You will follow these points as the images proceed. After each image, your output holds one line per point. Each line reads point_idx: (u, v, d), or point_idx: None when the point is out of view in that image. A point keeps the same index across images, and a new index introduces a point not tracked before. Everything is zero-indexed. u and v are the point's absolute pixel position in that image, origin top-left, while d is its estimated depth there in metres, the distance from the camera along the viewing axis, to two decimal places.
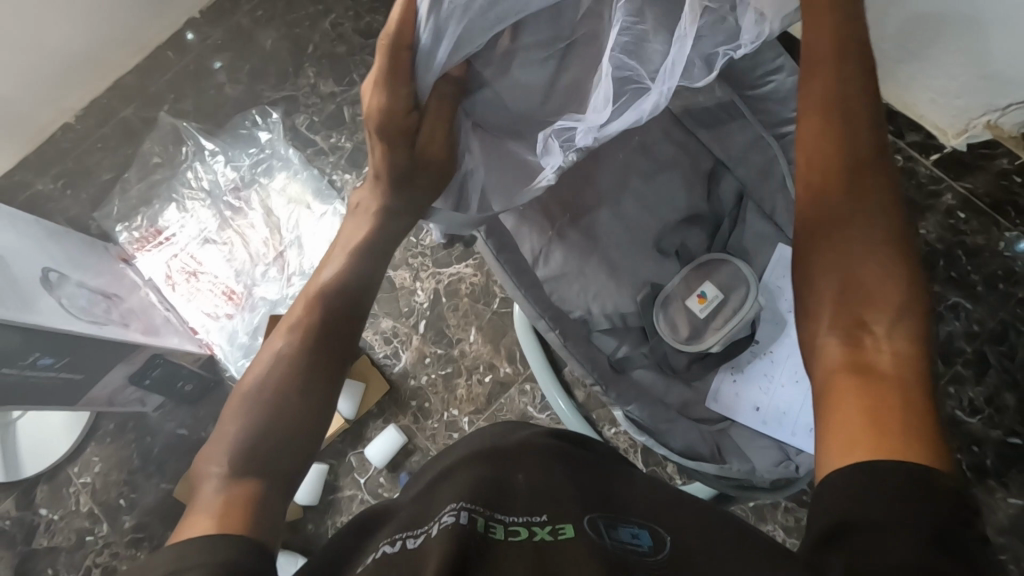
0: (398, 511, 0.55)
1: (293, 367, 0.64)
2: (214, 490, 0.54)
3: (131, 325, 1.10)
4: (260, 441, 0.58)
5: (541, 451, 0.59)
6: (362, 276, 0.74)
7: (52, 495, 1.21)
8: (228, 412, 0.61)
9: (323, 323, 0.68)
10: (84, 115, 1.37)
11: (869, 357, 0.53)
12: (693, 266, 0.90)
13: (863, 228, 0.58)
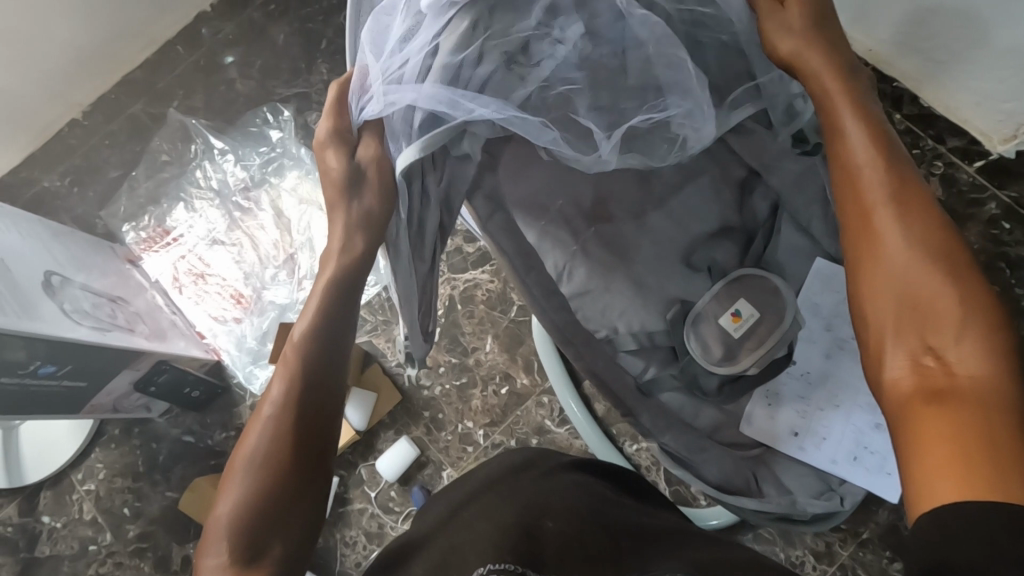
0: (434, 542, 0.56)
1: (289, 414, 0.63)
2: (227, 553, 0.57)
3: (137, 330, 1.06)
4: (255, 522, 0.59)
5: (573, 495, 0.60)
6: (344, 314, 0.67)
7: (55, 502, 1.18)
8: (227, 484, 0.61)
9: (309, 387, 0.64)
10: (92, 110, 1.33)
11: (945, 384, 0.49)
12: (726, 282, 0.85)
13: (908, 245, 0.55)
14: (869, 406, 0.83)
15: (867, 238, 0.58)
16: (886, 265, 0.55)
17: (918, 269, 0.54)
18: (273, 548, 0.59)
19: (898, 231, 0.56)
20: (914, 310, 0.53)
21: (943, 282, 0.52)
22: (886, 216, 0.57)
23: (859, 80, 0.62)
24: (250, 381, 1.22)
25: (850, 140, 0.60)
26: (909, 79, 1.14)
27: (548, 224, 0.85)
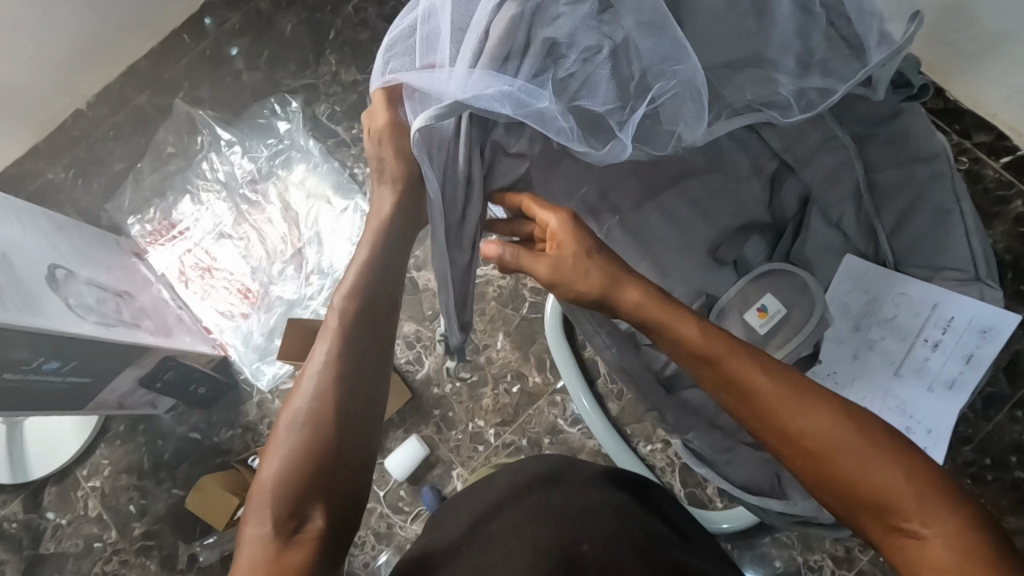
0: (462, 554, 0.59)
1: (337, 372, 0.64)
2: (275, 511, 0.58)
3: (143, 326, 1.04)
4: (297, 477, 0.59)
5: (609, 514, 0.60)
6: (388, 276, 0.71)
7: (60, 498, 1.17)
8: (275, 435, 0.63)
9: (357, 342, 0.66)
10: (96, 101, 1.30)
11: (922, 550, 0.54)
12: (752, 277, 0.83)
13: (825, 433, 0.57)
14: (898, 409, 0.80)
15: (793, 443, 0.59)
16: (816, 461, 0.58)
17: (834, 456, 0.57)
18: (315, 515, 0.59)
19: (810, 426, 0.58)
20: (854, 489, 0.57)
21: (867, 451, 0.56)
22: (789, 418, 0.59)
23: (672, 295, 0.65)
24: (257, 377, 1.20)
25: (701, 345, 0.62)
26: (935, 71, 1.10)
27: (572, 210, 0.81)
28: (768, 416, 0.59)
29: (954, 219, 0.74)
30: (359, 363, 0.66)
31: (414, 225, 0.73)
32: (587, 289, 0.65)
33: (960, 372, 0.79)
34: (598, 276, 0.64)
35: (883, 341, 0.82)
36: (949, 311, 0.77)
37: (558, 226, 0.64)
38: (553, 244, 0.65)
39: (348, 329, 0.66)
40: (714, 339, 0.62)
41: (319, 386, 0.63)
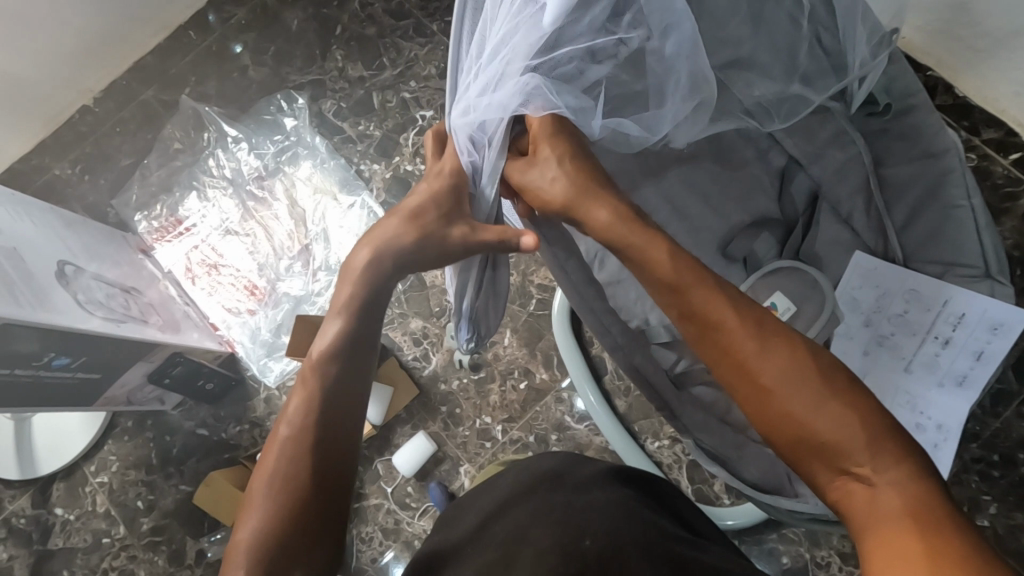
0: (468, 553, 0.59)
1: (314, 431, 0.59)
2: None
3: (151, 322, 1.04)
4: (269, 554, 0.54)
5: (614, 513, 0.59)
6: (366, 329, 0.65)
7: (68, 494, 1.17)
8: (245, 508, 0.57)
9: (330, 406, 0.60)
10: (102, 97, 1.30)
11: (872, 503, 0.46)
12: (761, 274, 0.83)
13: (783, 369, 0.51)
14: (910, 405, 0.80)
15: (743, 372, 0.52)
16: (765, 397, 0.51)
17: (787, 389, 0.50)
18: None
19: (765, 360, 0.51)
20: (803, 430, 0.49)
21: (820, 392, 0.50)
22: (749, 346, 0.52)
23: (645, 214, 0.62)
24: (264, 373, 1.20)
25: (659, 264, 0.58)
26: (944, 67, 1.10)
27: None
28: (727, 347, 0.53)
29: (966, 216, 0.72)
30: (340, 421, 0.61)
31: (400, 269, 0.67)
32: (555, 196, 0.63)
33: (970, 369, 0.78)
34: (564, 186, 0.63)
35: (894, 338, 0.82)
36: (960, 308, 0.77)
37: (543, 130, 0.65)
38: (538, 145, 0.65)
39: (326, 387, 0.61)
40: (680, 262, 0.57)
41: (292, 448, 0.58)
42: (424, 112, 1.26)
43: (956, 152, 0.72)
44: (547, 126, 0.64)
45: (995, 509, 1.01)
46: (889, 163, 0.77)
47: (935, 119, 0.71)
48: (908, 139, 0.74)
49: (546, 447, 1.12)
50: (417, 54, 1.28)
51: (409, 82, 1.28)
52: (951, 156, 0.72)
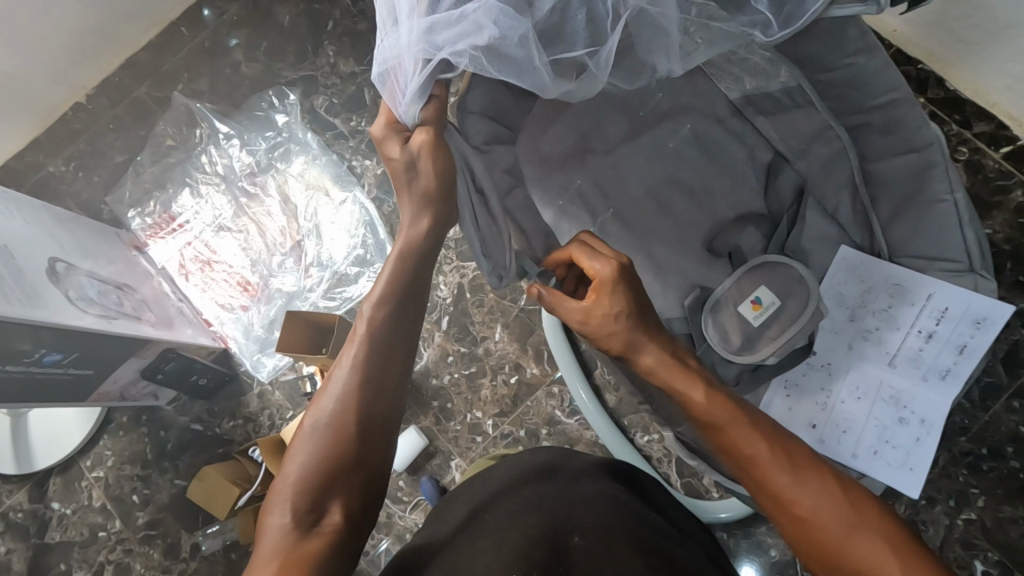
0: (457, 540, 0.59)
1: (374, 367, 0.62)
2: (298, 506, 0.56)
3: (145, 318, 1.05)
4: (313, 488, 0.57)
5: (604, 506, 0.60)
6: (420, 280, 0.67)
7: (65, 488, 1.18)
8: (292, 447, 0.60)
9: (384, 363, 0.63)
10: (95, 94, 1.31)
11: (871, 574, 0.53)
12: (746, 269, 0.83)
13: (821, 505, 0.55)
14: (893, 399, 0.80)
15: (783, 508, 0.56)
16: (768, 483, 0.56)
17: (784, 480, 0.56)
18: (333, 514, 0.57)
19: (805, 494, 0.55)
20: (836, 553, 0.54)
21: (857, 524, 0.54)
22: (786, 483, 0.56)
23: (687, 355, 0.62)
24: (257, 369, 1.21)
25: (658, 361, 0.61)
26: (935, 61, 1.10)
27: (567, 203, 0.81)
28: (766, 483, 0.56)
29: (949, 211, 0.74)
30: (396, 364, 0.64)
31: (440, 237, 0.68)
32: (610, 346, 0.62)
33: (954, 362, 0.79)
34: (619, 340, 0.61)
35: (879, 332, 0.82)
36: (943, 302, 0.78)
37: (604, 276, 0.60)
38: (596, 291, 0.61)
39: (388, 325, 0.64)
40: (721, 402, 0.59)
41: (351, 381, 0.61)
42: None
43: (938, 146, 0.73)
44: (611, 273, 0.60)
45: (983, 502, 1.02)
46: (873, 158, 0.76)
47: (917, 113, 0.71)
48: (890, 133, 0.73)
49: (537, 441, 1.12)
50: None
51: None
52: (932, 150, 0.73)
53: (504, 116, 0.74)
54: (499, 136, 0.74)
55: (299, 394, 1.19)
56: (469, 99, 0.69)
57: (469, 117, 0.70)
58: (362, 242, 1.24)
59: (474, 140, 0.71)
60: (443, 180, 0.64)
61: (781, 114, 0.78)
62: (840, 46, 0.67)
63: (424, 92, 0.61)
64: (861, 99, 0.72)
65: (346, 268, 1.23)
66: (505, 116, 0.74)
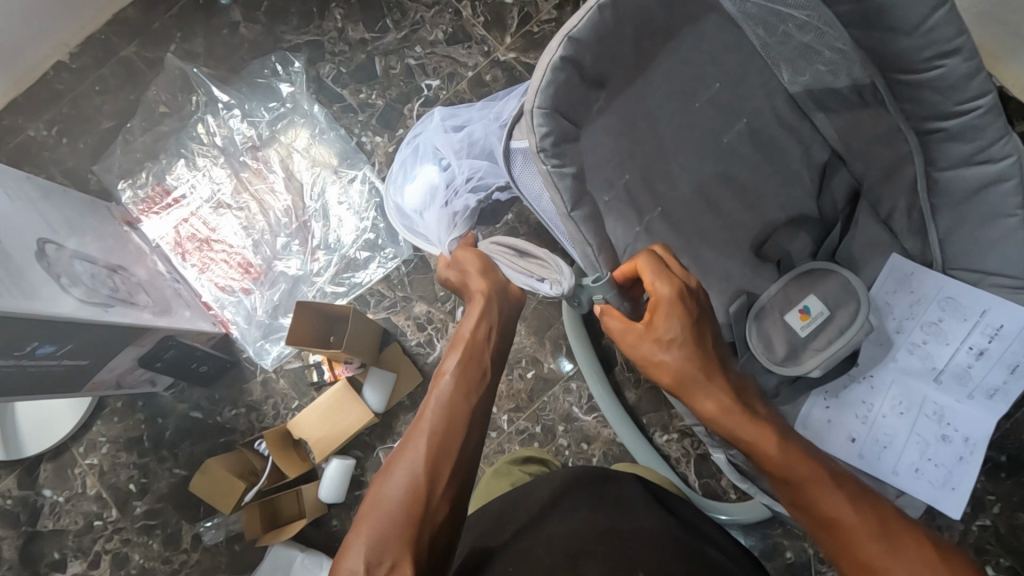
0: (497, 562, 0.58)
1: (457, 412, 0.61)
2: (368, 552, 0.51)
3: (139, 303, 0.98)
4: (394, 534, 0.52)
5: (660, 544, 0.56)
6: (496, 344, 0.69)
7: (56, 475, 1.13)
8: (371, 492, 0.56)
9: (470, 411, 0.61)
10: (79, 52, 1.20)
11: None
12: (795, 276, 0.83)
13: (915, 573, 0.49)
14: (935, 415, 0.80)
15: None
16: (847, 530, 0.52)
17: (864, 532, 0.52)
18: (401, 565, 0.51)
19: (897, 563, 0.50)
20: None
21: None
22: (876, 549, 0.51)
23: (752, 401, 0.60)
24: (261, 356, 1.15)
25: (719, 398, 0.59)
26: (982, 53, 1.04)
27: (611, 202, 0.75)
28: (853, 548, 0.52)
29: (1019, 226, 0.72)
30: (480, 416, 0.63)
31: (510, 319, 0.73)
32: (662, 374, 0.61)
33: (1003, 381, 0.78)
34: (670, 367, 0.60)
35: (926, 346, 0.81)
36: (999, 319, 0.77)
37: (664, 296, 0.61)
38: (653, 312, 0.62)
39: (470, 378, 0.64)
40: (794, 452, 0.56)
41: (437, 422, 0.59)
42: (430, 80, 1.18)
43: (1016, 160, 0.70)
44: (671, 292, 0.61)
45: (998, 509, 0.99)
46: (943, 165, 0.74)
47: (998, 123, 0.69)
48: (965, 141, 0.70)
49: (553, 438, 1.09)
50: (423, 16, 1.19)
51: (414, 47, 1.19)
52: (1010, 163, 0.70)
53: (572, 112, 0.68)
54: (568, 136, 0.68)
55: (305, 383, 1.14)
56: (541, 94, 0.63)
57: (540, 115, 0.65)
58: (373, 225, 1.17)
59: (542, 142, 0.66)
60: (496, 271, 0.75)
61: (845, 112, 0.76)
62: (928, 47, 0.63)
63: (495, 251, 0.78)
64: (943, 105, 0.68)
65: (355, 252, 1.17)
66: (571, 111, 0.68)
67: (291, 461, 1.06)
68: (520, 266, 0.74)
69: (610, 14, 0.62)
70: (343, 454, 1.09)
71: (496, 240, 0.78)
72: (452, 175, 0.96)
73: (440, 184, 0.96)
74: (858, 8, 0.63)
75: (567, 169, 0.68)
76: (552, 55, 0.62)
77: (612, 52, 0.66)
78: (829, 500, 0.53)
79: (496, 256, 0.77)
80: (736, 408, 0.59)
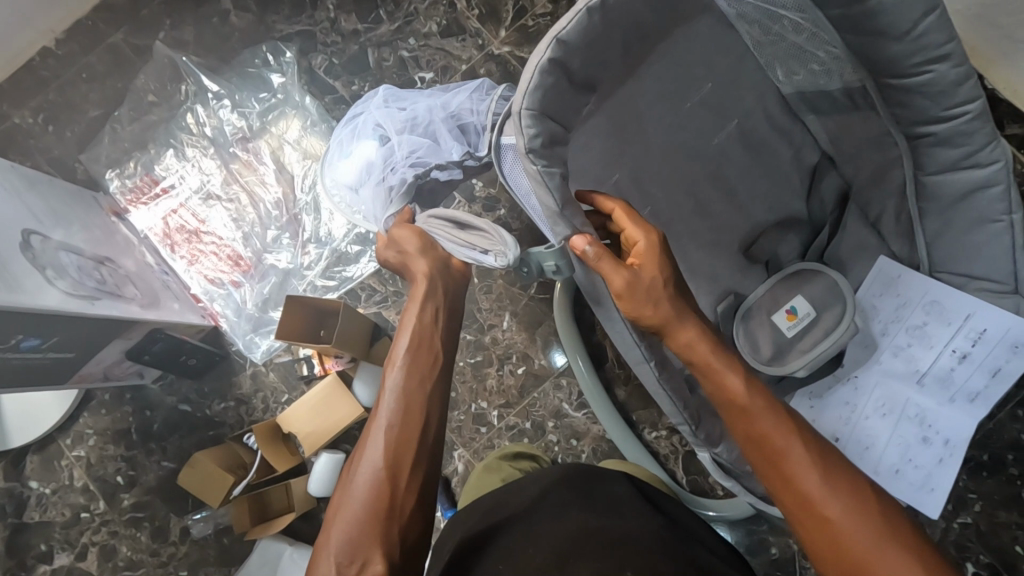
0: (484, 567, 0.58)
1: (412, 402, 0.60)
2: (339, 555, 0.52)
3: (126, 295, 0.97)
4: (361, 531, 0.53)
5: (644, 542, 0.56)
6: (445, 325, 0.69)
7: (43, 466, 1.12)
8: (337, 498, 0.56)
9: (423, 396, 0.61)
10: (65, 39, 1.18)
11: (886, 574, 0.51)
12: (782, 277, 0.85)
13: (848, 507, 0.54)
14: (918, 418, 0.81)
15: (806, 501, 0.55)
16: (790, 458, 0.57)
17: (803, 460, 0.56)
18: (373, 562, 0.52)
19: (832, 492, 0.55)
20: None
21: (906, 555, 0.51)
22: (815, 480, 0.55)
23: (723, 341, 0.65)
24: (251, 349, 1.14)
25: (688, 336, 0.65)
26: (974, 56, 1.04)
27: None
28: (795, 477, 0.56)
29: (1004, 232, 0.73)
30: (437, 399, 0.63)
31: (456, 297, 0.73)
32: (642, 314, 0.65)
33: (985, 386, 0.78)
34: (655, 307, 0.64)
35: (910, 349, 0.83)
36: (982, 323, 0.77)
37: (648, 244, 0.66)
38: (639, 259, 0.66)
39: (423, 366, 0.64)
40: (752, 387, 0.61)
41: (392, 416, 0.59)
42: (424, 73, 1.17)
43: (1004, 165, 0.70)
44: (652, 242, 0.66)
45: (979, 507, 1.00)
46: (931, 169, 0.74)
47: (986, 129, 0.68)
48: (956, 145, 0.70)
49: (542, 434, 1.10)
50: (417, 8, 1.17)
51: (408, 40, 1.17)
52: (998, 168, 0.70)
53: (561, 114, 0.67)
54: (556, 139, 0.67)
55: (295, 376, 1.14)
56: (529, 95, 0.62)
57: (528, 117, 0.63)
58: None
59: (531, 144, 0.64)
60: (439, 256, 0.74)
61: (835, 114, 0.77)
62: (917, 53, 0.63)
63: (433, 224, 0.76)
64: (932, 109, 0.68)
65: (347, 246, 1.16)
66: (560, 114, 0.67)
67: (280, 455, 1.06)
68: (461, 241, 0.73)
69: (599, 17, 0.61)
70: (333, 449, 1.09)
71: (434, 215, 0.76)
72: (391, 151, 0.97)
73: (378, 162, 0.97)
74: (847, 13, 0.62)
75: (557, 171, 0.66)
76: (541, 56, 0.61)
77: (605, 57, 0.66)
78: (774, 430, 0.58)
79: (435, 231, 0.75)
80: (705, 343, 0.64)
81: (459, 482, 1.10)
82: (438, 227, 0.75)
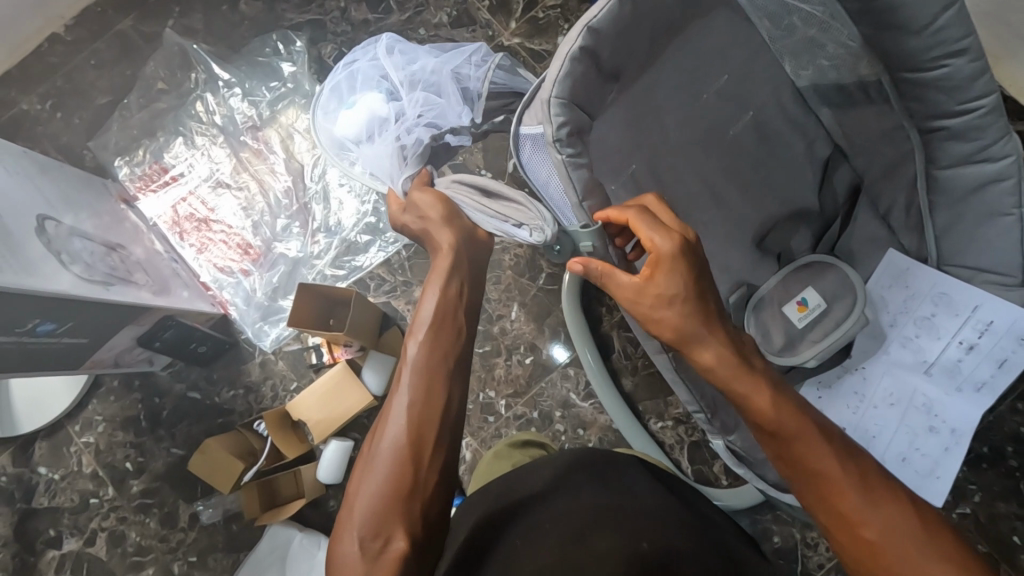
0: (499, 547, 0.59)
1: (432, 379, 0.61)
2: (361, 532, 0.53)
3: (137, 281, 0.97)
4: (383, 506, 0.54)
5: (661, 518, 0.58)
6: (467, 299, 0.69)
7: (51, 453, 1.13)
8: (359, 471, 0.57)
9: (444, 375, 0.62)
10: (74, 26, 1.18)
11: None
12: (793, 269, 0.87)
13: (878, 517, 0.53)
14: (924, 408, 0.83)
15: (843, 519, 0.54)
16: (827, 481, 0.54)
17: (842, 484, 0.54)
18: (395, 538, 0.53)
19: (868, 511, 0.53)
20: None
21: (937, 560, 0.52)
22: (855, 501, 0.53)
23: (741, 343, 0.59)
24: (260, 338, 1.15)
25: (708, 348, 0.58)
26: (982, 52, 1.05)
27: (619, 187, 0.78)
28: (832, 498, 0.54)
29: None
30: (458, 377, 0.63)
31: (478, 270, 0.73)
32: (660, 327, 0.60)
33: (992, 375, 0.80)
34: (672, 324, 0.58)
35: (918, 340, 0.84)
36: (989, 315, 0.78)
37: (664, 254, 0.58)
38: (654, 269, 0.58)
39: (444, 342, 0.64)
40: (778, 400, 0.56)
41: (413, 394, 0.59)
42: None
43: (1015, 159, 0.71)
44: (670, 249, 0.57)
45: (980, 498, 1.02)
46: (942, 164, 0.74)
47: (999, 123, 0.70)
48: (967, 140, 0.71)
49: (550, 423, 1.11)
50: None
51: (418, 30, 1.18)
52: (1010, 163, 0.71)
53: (588, 103, 0.68)
54: (583, 127, 0.68)
55: (303, 365, 1.14)
56: (559, 84, 0.64)
57: (557, 105, 0.64)
58: (373, 209, 1.17)
59: (558, 132, 0.65)
60: (461, 228, 0.73)
61: (845, 110, 0.78)
62: (934, 47, 0.64)
63: (461, 190, 0.78)
64: (946, 104, 0.69)
65: (356, 235, 1.17)
66: (587, 102, 0.68)
67: (290, 443, 1.06)
68: (490, 212, 0.75)
69: (630, 9, 0.63)
70: (342, 437, 1.10)
71: (461, 180, 0.78)
72: (400, 108, 0.88)
73: (385, 116, 0.89)
74: (862, 10, 0.62)
75: (582, 162, 0.67)
76: (571, 45, 0.63)
77: (622, 47, 0.66)
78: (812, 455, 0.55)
79: (461, 196, 0.77)
80: (726, 354, 0.58)
81: (467, 471, 1.11)
82: (469, 197, 0.77)
